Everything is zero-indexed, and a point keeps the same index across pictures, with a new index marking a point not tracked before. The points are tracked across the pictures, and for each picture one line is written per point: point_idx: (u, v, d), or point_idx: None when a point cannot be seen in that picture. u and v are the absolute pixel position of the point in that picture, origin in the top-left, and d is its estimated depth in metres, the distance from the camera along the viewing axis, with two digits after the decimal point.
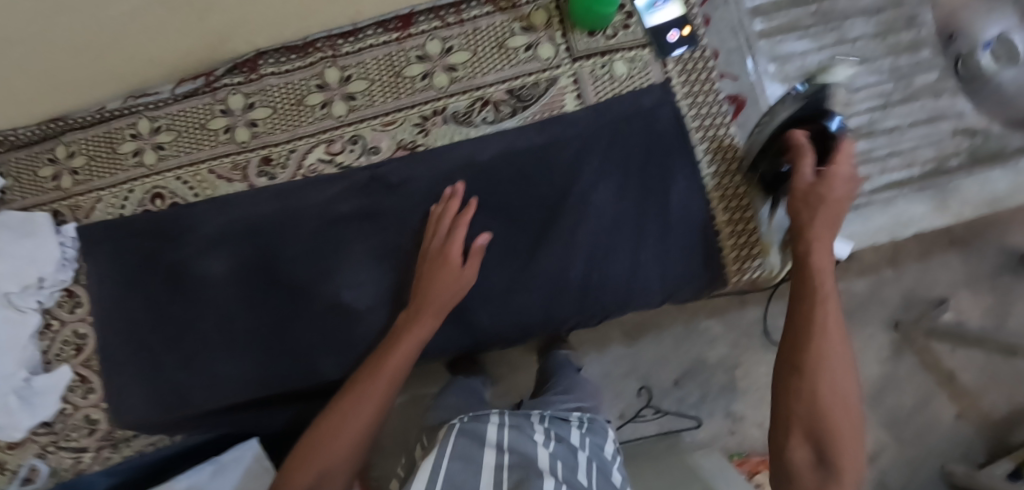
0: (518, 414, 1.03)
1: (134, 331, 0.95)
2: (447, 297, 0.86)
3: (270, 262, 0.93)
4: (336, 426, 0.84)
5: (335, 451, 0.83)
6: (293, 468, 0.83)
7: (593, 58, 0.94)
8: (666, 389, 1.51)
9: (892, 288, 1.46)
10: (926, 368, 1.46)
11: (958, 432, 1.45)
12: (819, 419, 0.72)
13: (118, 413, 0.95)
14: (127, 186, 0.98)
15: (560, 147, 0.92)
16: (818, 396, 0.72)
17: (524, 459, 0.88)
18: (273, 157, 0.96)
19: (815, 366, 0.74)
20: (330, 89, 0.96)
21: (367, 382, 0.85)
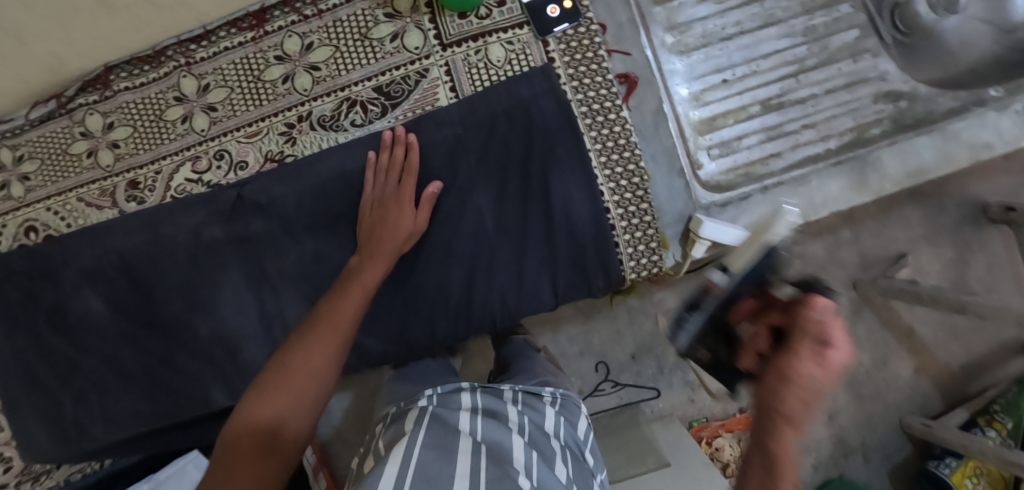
0: (488, 392, 0.83)
1: (30, 368, 0.95)
2: (401, 240, 0.81)
3: (146, 296, 0.91)
4: (306, 387, 0.67)
5: (305, 386, 0.67)
6: (246, 411, 0.64)
7: (466, 43, 0.85)
8: (623, 363, 1.44)
9: (851, 249, 1.37)
10: (889, 325, 1.38)
11: (917, 388, 1.38)
12: (775, 413, 0.56)
13: (25, 446, 0.97)
14: (0, 221, 0.94)
15: (432, 150, 0.84)
16: (769, 401, 0.56)
17: (502, 455, 0.68)
18: (139, 180, 0.91)
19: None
20: (189, 101, 0.89)
21: (325, 331, 0.72)
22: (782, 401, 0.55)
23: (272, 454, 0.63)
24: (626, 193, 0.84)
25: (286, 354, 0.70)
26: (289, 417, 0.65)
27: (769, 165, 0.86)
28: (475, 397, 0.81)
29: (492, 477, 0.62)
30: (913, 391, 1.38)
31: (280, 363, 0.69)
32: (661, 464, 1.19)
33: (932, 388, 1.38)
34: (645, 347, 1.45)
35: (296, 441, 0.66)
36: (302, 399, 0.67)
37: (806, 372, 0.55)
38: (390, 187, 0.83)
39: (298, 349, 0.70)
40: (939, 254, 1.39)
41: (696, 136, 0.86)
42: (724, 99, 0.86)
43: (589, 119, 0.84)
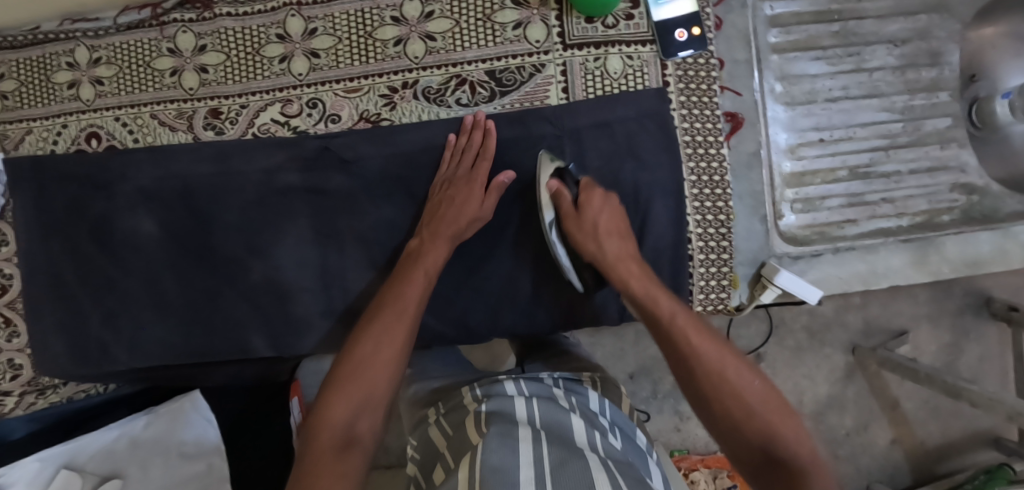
0: (529, 379, 0.87)
1: (60, 281, 0.92)
2: (464, 228, 0.80)
3: (203, 226, 0.88)
4: (377, 380, 0.70)
5: (377, 375, 0.70)
6: (329, 399, 0.68)
7: (587, 49, 0.85)
8: (620, 381, 1.47)
9: (857, 313, 1.49)
10: (877, 394, 1.50)
11: (890, 457, 1.51)
12: (750, 430, 0.65)
13: (44, 361, 0.93)
14: (60, 121, 0.91)
15: (534, 145, 0.84)
16: (745, 419, 0.65)
17: (562, 434, 0.70)
18: (221, 110, 0.88)
19: (714, 378, 0.67)
20: (291, 41, 0.86)
21: (391, 320, 0.73)
22: (752, 410, 0.66)
23: (349, 448, 0.66)
24: (709, 227, 0.86)
25: (351, 350, 0.71)
26: (362, 410, 0.68)
27: (844, 229, 0.89)
28: (520, 385, 0.84)
29: (558, 461, 0.64)
30: (886, 457, 1.51)
31: (349, 358, 0.71)
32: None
33: (903, 460, 1.51)
34: (643, 369, 1.47)
35: (371, 431, 0.68)
36: (373, 390, 0.69)
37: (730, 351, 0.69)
38: (466, 172, 0.82)
39: (363, 338, 0.72)
40: (937, 336, 1.49)
41: (784, 186, 0.88)
42: (818, 158, 0.88)
43: (690, 148, 0.85)
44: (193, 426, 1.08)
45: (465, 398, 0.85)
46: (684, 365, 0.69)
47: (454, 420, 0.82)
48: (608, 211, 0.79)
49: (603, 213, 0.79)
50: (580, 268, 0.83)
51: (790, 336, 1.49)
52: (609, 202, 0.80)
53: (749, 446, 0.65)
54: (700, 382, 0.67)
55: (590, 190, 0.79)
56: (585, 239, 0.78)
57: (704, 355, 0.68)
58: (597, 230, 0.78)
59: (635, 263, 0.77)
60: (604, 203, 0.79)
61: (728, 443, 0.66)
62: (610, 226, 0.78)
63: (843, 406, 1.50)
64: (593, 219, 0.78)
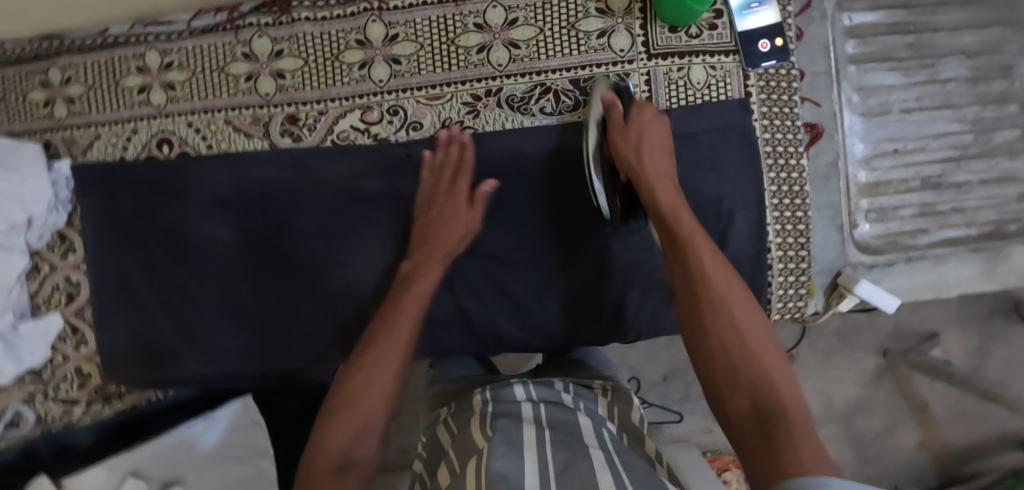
0: (538, 383, 0.87)
1: (129, 288, 0.91)
2: (455, 241, 0.81)
3: (281, 233, 0.87)
4: (373, 404, 0.69)
5: (373, 404, 0.69)
6: (327, 430, 0.67)
7: (671, 58, 0.85)
8: (654, 383, 1.49)
9: (888, 318, 1.52)
10: (904, 396, 1.53)
11: (915, 459, 1.54)
12: (736, 361, 0.63)
13: (112, 369, 0.92)
14: (131, 126, 0.89)
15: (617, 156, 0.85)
16: (741, 351, 0.63)
17: (567, 435, 0.70)
18: (299, 116, 0.86)
19: (717, 302, 0.66)
20: (371, 47, 0.85)
21: (387, 347, 0.73)
22: (748, 342, 0.64)
23: (348, 473, 0.64)
24: (790, 237, 0.87)
25: (351, 372, 0.71)
26: (362, 436, 0.67)
27: (916, 238, 0.90)
28: (528, 389, 0.84)
29: (561, 465, 0.63)
30: (912, 459, 1.54)
31: (347, 383, 0.70)
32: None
33: (928, 462, 1.54)
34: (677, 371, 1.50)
35: (369, 457, 0.67)
36: (373, 418, 0.68)
37: (734, 289, 0.67)
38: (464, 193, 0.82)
39: (358, 368, 0.71)
40: (966, 340, 1.51)
41: (858, 197, 0.89)
42: (891, 169, 0.89)
43: (771, 159, 0.86)
44: (243, 429, 1.09)
45: (474, 400, 0.85)
46: (687, 272, 0.69)
47: (461, 420, 0.83)
48: (651, 132, 0.79)
49: (648, 121, 0.79)
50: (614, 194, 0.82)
51: (822, 340, 1.53)
52: (659, 126, 0.80)
53: (728, 381, 0.62)
54: (694, 292, 0.67)
55: (642, 109, 0.80)
56: (625, 147, 0.79)
57: (715, 270, 0.68)
58: (636, 142, 0.79)
59: (667, 182, 0.77)
60: (652, 125, 0.79)
61: (713, 367, 0.64)
62: (655, 142, 0.79)
63: (872, 409, 1.54)
64: (638, 133, 0.79)
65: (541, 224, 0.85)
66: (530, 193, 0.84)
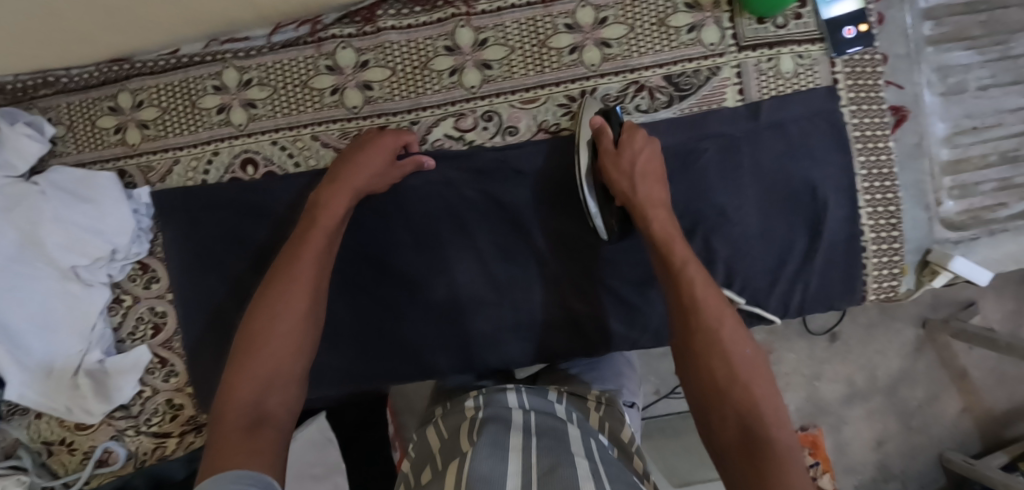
0: (537, 389, 0.79)
1: (224, 313, 0.89)
2: (367, 182, 0.77)
3: (382, 248, 0.86)
4: (280, 357, 0.65)
5: (278, 354, 0.65)
6: (232, 383, 0.62)
7: (760, 49, 0.85)
8: None
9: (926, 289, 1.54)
10: (946, 365, 1.55)
11: (959, 425, 1.56)
12: (728, 387, 0.60)
13: (207, 400, 0.91)
14: (211, 148, 0.87)
15: (709, 150, 0.85)
16: (730, 375, 0.61)
17: (555, 444, 0.65)
18: (390, 128, 0.85)
19: (703, 329, 0.63)
20: (461, 53, 0.84)
21: (285, 294, 0.69)
22: (738, 363, 0.61)
23: (263, 425, 0.59)
24: (881, 219, 0.88)
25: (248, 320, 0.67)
26: (273, 387, 0.63)
27: (996, 212, 0.92)
28: (523, 394, 0.76)
29: (545, 470, 0.59)
30: (955, 426, 1.57)
31: (253, 326, 0.66)
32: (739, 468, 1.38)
33: (971, 427, 1.57)
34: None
35: (283, 409, 0.63)
36: (283, 366, 0.65)
37: (726, 309, 0.65)
38: (382, 165, 0.79)
39: (268, 309, 0.67)
40: (1001, 303, 1.55)
41: (941, 175, 0.91)
42: (971, 145, 0.91)
43: (860, 144, 0.87)
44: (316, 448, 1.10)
45: (467, 406, 0.78)
46: (681, 291, 0.66)
47: (450, 425, 0.75)
48: (638, 155, 0.75)
49: (639, 149, 0.75)
50: (608, 214, 0.80)
51: (863, 314, 1.53)
52: (648, 149, 0.76)
53: (717, 402, 0.60)
54: (690, 311, 0.65)
55: (631, 130, 0.77)
56: (617, 176, 0.75)
57: (705, 294, 0.65)
58: (625, 172, 0.74)
59: (662, 206, 0.73)
60: (642, 148, 0.76)
61: (700, 393, 0.62)
62: (649, 169, 0.75)
63: (915, 379, 1.55)
64: (632, 158, 0.75)
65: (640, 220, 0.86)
66: None
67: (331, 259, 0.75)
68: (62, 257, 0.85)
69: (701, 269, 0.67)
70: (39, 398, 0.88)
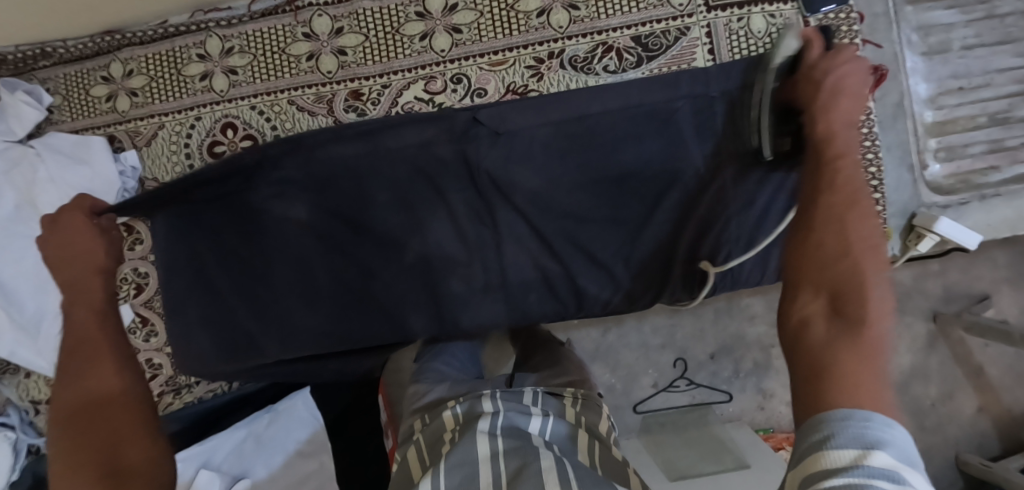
0: (509, 394, 0.90)
1: (203, 272, 0.91)
2: (93, 260, 0.84)
3: (358, 208, 0.87)
4: (113, 405, 0.68)
5: (111, 406, 0.68)
6: (69, 458, 0.62)
7: (730, 9, 0.85)
8: (702, 362, 1.57)
9: (936, 281, 1.42)
10: (960, 361, 1.43)
11: (977, 426, 1.44)
12: (840, 268, 0.59)
13: (191, 359, 0.94)
14: (194, 113, 0.90)
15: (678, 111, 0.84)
16: (845, 251, 0.59)
17: (520, 442, 0.76)
18: (362, 91, 0.86)
19: (840, 206, 0.62)
20: (431, 18, 0.86)
21: (87, 366, 0.71)
22: (851, 243, 0.60)
23: (120, 444, 0.64)
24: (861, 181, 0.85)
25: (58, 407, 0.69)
26: (121, 441, 0.64)
27: (988, 175, 0.89)
28: (496, 401, 0.87)
29: (513, 473, 0.70)
30: (972, 427, 1.44)
31: (71, 410, 0.67)
32: (743, 465, 1.41)
33: (990, 428, 1.44)
34: (725, 348, 1.57)
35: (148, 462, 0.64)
36: (127, 419, 0.67)
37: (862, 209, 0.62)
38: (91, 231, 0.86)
39: (77, 386, 0.69)
40: (1018, 298, 1.42)
41: (926, 136, 0.88)
42: (958, 106, 0.88)
43: None
44: (299, 425, 1.07)
45: (445, 418, 0.88)
46: (821, 189, 0.64)
47: (432, 439, 0.86)
48: (851, 80, 0.70)
49: (841, 63, 0.71)
50: (779, 133, 0.80)
51: None
52: (855, 72, 0.70)
53: (828, 292, 0.58)
54: (839, 201, 0.62)
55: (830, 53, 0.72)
56: (806, 85, 0.72)
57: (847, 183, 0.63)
58: (829, 95, 0.69)
59: (845, 120, 0.68)
60: (841, 70, 0.70)
61: (806, 258, 0.61)
62: (848, 82, 0.69)
63: (927, 374, 1.43)
64: (831, 72, 0.70)
65: (615, 181, 0.85)
66: (597, 149, 0.85)
67: (110, 320, 0.79)
68: None
69: (852, 152, 0.66)
70: (31, 355, 0.94)
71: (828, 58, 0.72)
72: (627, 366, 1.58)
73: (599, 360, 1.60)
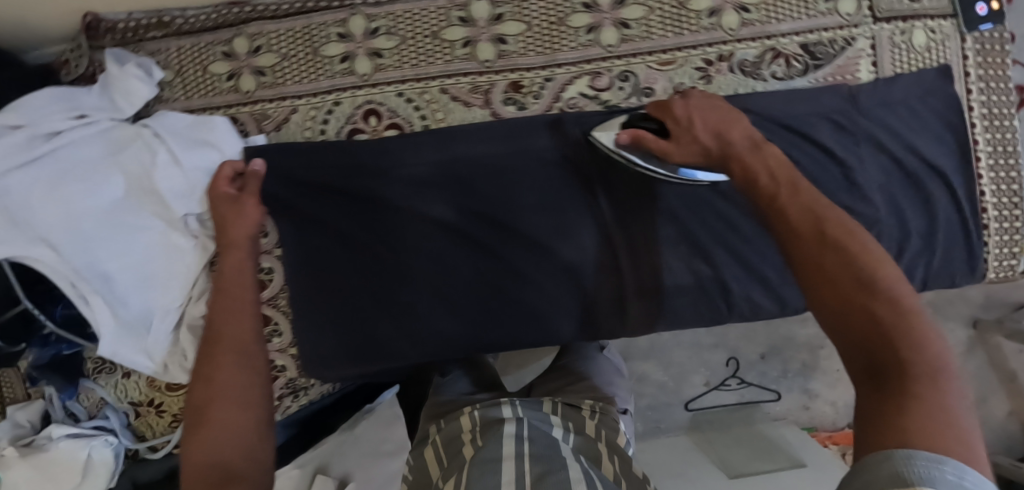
0: (528, 406, 0.94)
1: (331, 272, 0.85)
2: (247, 229, 0.81)
3: (502, 210, 0.83)
4: (222, 411, 0.71)
5: (228, 411, 0.71)
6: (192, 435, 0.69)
7: (894, 22, 0.85)
8: (753, 362, 1.55)
9: (979, 288, 1.45)
10: (995, 366, 1.47)
11: (1006, 428, 1.50)
12: (884, 326, 0.54)
13: (314, 363, 0.88)
14: (332, 97, 0.84)
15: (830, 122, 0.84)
16: (859, 307, 0.56)
17: (544, 450, 0.79)
18: (523, 83, 0.82)
19: (823, 267, 0.59)
20: (599, 11, 0.82)
21: (219, 354, 0.75)
22: (861, 276, 0.57)
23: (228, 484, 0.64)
24: (1004, 198, 0.89)
25: (202, 386, 0.73)
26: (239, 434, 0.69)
27: None
28: (517, 409, 0.91)
29: (536, 476, 0.73)
30: (1002, 430, 1.50)
31: (204, 387, 0.73)
32: (798, 463, 1.40)
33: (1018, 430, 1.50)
34: (774, 348, 1.55)
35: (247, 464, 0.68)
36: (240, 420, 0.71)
37: (861, 239, 0.61)
38: (229, 195, 0.81)
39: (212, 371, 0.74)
40: None
41: None
42: None
43: (985, 122, 0.88)
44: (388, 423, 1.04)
45: (464, 422, 0.91)
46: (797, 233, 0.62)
47: (453, 444, 0.88)
48: (697, 123, 0.74)
49: (674, 107, 0.75)
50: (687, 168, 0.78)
51: None
52: (699, 110, 0.75)
53: (861, 348, 0.54)
54: (819, 249, 0.60)
55: (688, 95, 0.77)
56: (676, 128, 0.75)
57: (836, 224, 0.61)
58: (720, 154, 0.72)
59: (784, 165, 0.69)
60: (703, 107, 0.75)
61: (842, 320, 0.56)
62: (709, 117, 0.75)
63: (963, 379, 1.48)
64: (685, 117, 0.75)
65: None
66: None
67: (247, 297, 0.79)
68: (176, 205, 0.82)
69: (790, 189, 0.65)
70: (133, 357, 0.85)
71: (683, 107, 0.75)
72: (679, 365, 1.54)
73: (651, 358, 1.54)
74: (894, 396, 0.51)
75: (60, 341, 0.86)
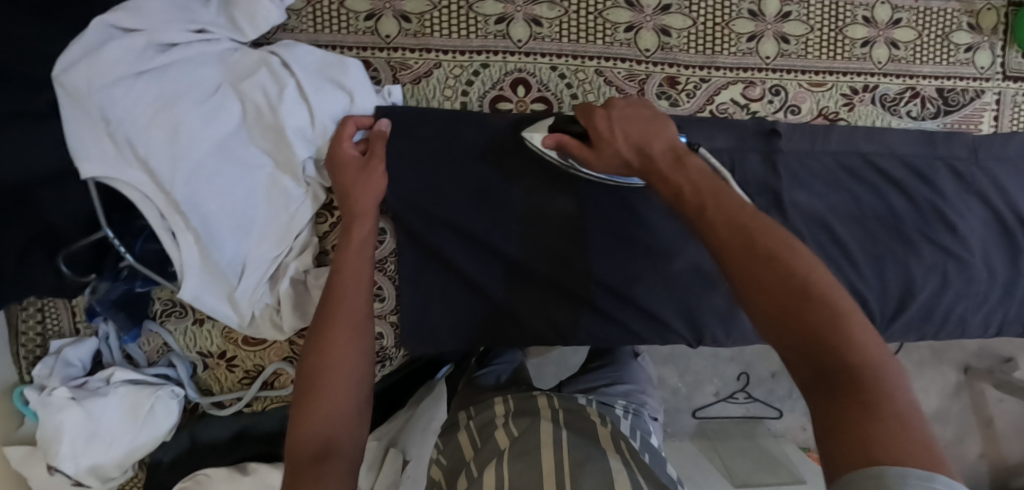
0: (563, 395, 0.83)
1: (444, 247, 0.80)
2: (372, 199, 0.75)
3: (631, 209, 0.82)
4: (335, 386, 0.64)
5: (338, 386, 0.64)
6: (301, 411, 0.62)
7: (1021, 82, 0.88)
8: (763, 378, 1.46)
9: None
10: None
11: None
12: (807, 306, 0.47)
13: (413, 336, 0.83)
14: (481, 59, 0.80)
15: (939, 165, 0.86)
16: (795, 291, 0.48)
17: (585, 447, 0.69)
18: (679, 79, 0.82)
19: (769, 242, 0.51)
20: (764, 21, 0.82)
21: (333, 324, 0.68)
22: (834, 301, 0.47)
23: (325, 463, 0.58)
24: None
25: (315, 354, 0.66)
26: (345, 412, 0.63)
27: None
28: (552, 397, 0.80)
29: (575, 463, 0.66)
30: None
31: (315, 361, 0.66)
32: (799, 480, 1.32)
33: None
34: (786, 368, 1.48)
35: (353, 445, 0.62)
36: (348, 397, 0.64)
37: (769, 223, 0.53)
38: (355, 158, 0.75)
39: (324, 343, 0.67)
40: None
41: None
42: None
43: None
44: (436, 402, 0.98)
45: (496, 408, 0.80)
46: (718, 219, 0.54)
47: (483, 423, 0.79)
48: (619, 146, 0.65)
49: (599, 120, 0.67)
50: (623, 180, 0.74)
51: None
52: (616, 132, 0.66)
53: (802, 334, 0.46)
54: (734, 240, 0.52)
55: (612, 107, 0.68)
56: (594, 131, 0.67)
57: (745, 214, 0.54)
58: (640, 169, 0.64)
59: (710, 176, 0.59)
60: (624, 118, 0.67)
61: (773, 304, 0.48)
62: (632, 130, 0.66)
63: None
64: (606, 132, 0.66)
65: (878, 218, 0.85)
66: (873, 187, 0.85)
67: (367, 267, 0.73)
68: (299, 148, 0.75)
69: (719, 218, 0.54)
70: (215, 304, 0.78)
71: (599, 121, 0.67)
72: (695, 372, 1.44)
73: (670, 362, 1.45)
74: (848, 386, 0.43)
75: (134, 276, 0.78)
